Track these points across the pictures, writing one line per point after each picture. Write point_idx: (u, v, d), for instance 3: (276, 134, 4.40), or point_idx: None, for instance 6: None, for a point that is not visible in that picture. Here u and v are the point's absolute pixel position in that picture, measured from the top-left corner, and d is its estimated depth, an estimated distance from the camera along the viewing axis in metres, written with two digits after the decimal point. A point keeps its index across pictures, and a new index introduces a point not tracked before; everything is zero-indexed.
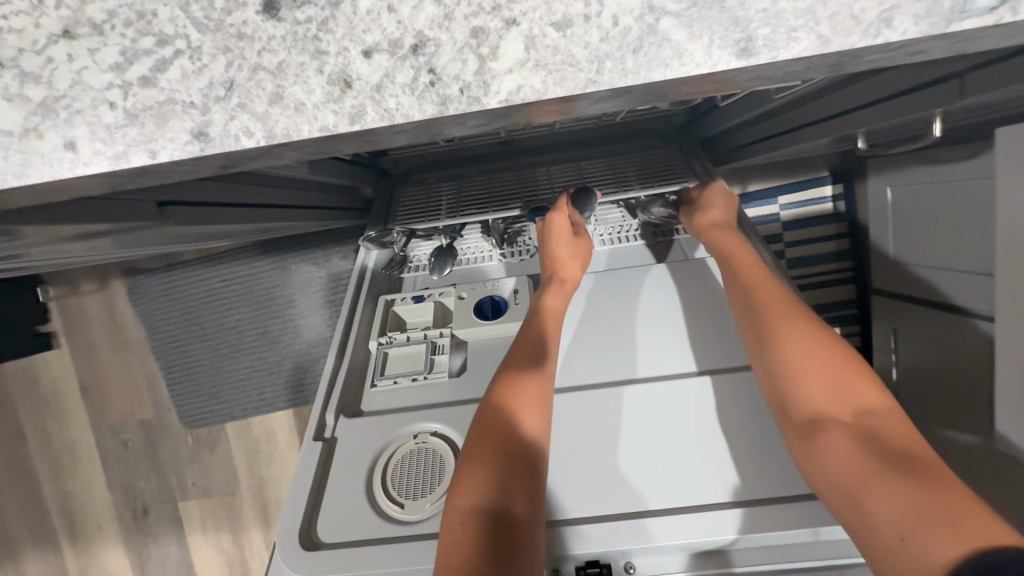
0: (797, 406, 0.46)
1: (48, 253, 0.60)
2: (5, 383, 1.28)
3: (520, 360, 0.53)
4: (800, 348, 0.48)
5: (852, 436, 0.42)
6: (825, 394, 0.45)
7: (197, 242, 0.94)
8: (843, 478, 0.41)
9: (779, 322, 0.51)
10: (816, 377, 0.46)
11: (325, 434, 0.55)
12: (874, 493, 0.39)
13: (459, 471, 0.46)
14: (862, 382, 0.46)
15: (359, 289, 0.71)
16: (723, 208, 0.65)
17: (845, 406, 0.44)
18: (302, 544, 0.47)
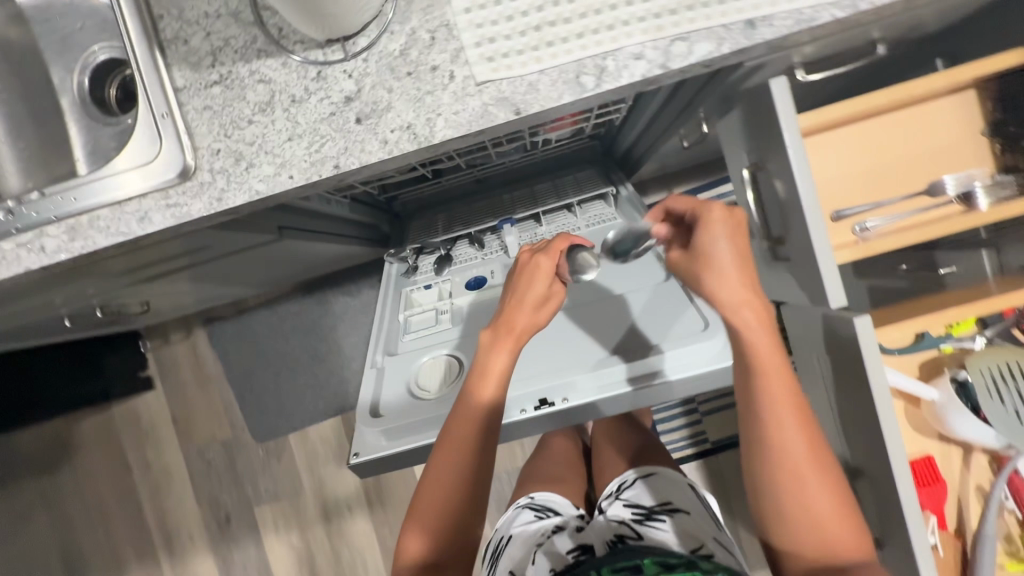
0: (773, 495, 0.53)
1: (193, 281, 0.94)
2: (113, 424, 1.60)
3: (477, 446, 0.63)
4: (793, 446, 0.52)
5: (795, 511, 0.52)
6: (803, 492, 0.52)
7: (267, 282, 1.29)
8: (779, 528, 0.53)
9: (778, 416, 0.53)
10: (798, 471, 0.52)
11: (376, 364, 0.86)
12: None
13: (412, 520, 0.63)
14: (813, 471, 0.51)
15: (388, 287, 1.05)
16: (738, 269, 0.55)
17: (796, 486, 0.52)
18: (370, 413, 0.78)
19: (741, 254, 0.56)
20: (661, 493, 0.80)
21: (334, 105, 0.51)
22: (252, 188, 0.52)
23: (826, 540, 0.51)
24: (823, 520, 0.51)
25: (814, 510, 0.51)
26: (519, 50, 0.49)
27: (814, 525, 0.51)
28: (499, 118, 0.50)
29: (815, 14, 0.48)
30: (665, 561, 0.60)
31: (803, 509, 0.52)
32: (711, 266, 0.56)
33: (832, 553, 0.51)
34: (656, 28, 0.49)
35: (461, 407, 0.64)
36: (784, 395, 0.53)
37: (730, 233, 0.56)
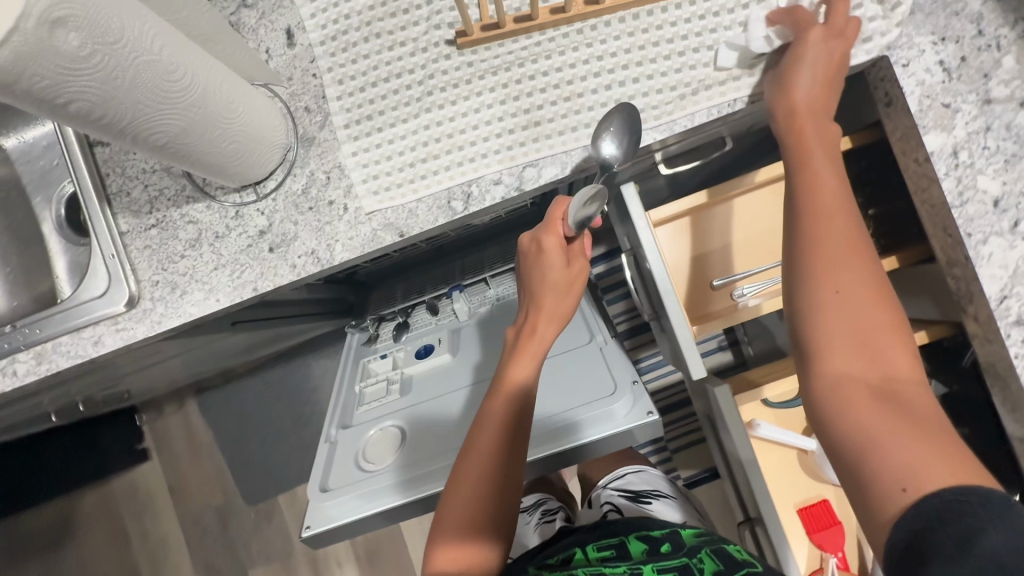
0: (813, 304, 0.41)
1: (168, 368, 1.04)
2: (114, 495, 1.68)
3: (514, 417, 0.62)
4: (845, 244, 0.42)
5: (850, 344, 0.40)
6: (853, 297, 0.41)
7: (246, 356, 1.38)
8: (839, 371, 0.40)
9: (830, 212, 0.44)
10: (845, 275, 0.41)
11: (330, 436, 0.94)
12: (864, 407, 0.38)
13: (449, 527, 0.58)
14: (879, 302, 0.41)
15: (348, 358, 1.13)
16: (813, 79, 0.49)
17: (855, 319, 0.40)
18: (318, 486, 0.86)
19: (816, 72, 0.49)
20: (645, 483, 0.88)
21: (250, 238, 0.61)
22: (186, 312, 0.61)
23: (874, 361, 0.40)
24: (871, 335, 0.40)
25: (862, 321, 0.40)
26: (399, 184, 0.59)
27: (874, 364, 0.39)
28: (387, 241, 0.59)
29: (639, 137, 0.56)
30: (648, 542, 0.63)
31: (861, 341, 0.40)
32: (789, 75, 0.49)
33: (883, 381, 0.39)
34: (509, 158, 0.57)
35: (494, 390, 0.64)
36: (835, 195, 0.44)
37: (816, 55, 0.49)
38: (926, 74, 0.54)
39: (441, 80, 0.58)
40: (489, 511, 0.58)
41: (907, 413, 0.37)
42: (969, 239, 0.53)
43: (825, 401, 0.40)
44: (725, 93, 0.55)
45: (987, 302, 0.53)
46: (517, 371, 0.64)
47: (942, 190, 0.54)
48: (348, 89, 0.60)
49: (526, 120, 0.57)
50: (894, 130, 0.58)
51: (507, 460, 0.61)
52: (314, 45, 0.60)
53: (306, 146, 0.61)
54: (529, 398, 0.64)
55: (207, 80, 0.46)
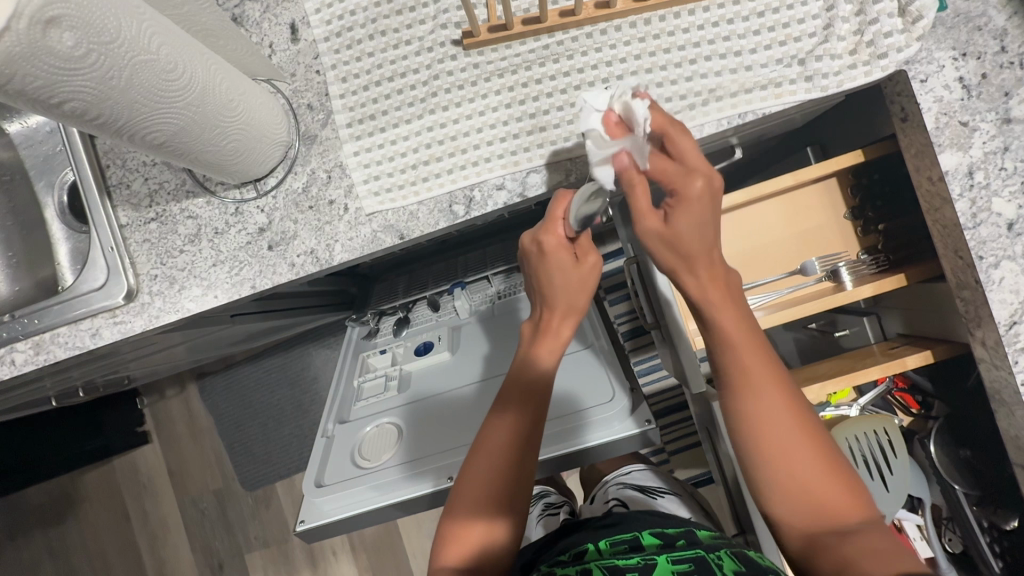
0: (753, 459, 0.47)
1: (168, 355, 1.04)
2: (115, 476, 1.71)
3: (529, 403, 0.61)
4: (769, 409, 0.47)
5: (791, 491, 0.46)
6: (787, 460, 0.46)
7: (247, 344, 1.38)
8: (796, 510, 0.45)
9: (751, 377, 0.48)
10: (771, 422, 0.47)
11: (327, 431, 0.95)
12: (823, 553, 0.43)
13: (456, 528, 0.57)
14: (801, 438, 0.46)
15: (348, 351, 1.13)
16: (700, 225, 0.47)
17: (789, 464, 0.46)
18: (314, 480, 0.87)
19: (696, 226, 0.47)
20: (651, 480, 0.88)
21: (250, 236, 0.61)
22: (184, 307, 0.61)
23: (818, 508, 0.45)
24: (812, 488, 0.45)
25: (798, 472, 0.46)
26: (400, 185, 0.58)
27: (813, 503, 0.45)
28: (387, 243, 0.58)
29: None
30: (662, 540, 0.63)
31: (797, 483, 0.45)
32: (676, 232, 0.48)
33: (827, 520, 0.44)
34: (513, 163, 0.56)
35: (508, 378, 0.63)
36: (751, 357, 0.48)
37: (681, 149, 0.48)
38: (945, 90, 0.52)
39: (446, 82, 0.58)
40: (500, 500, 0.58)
41: (859, 551, 0.42)
42: (980, 261, 0.52)
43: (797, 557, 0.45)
44: (737, 103, 0.54)
45: (996, 327, 0.52)
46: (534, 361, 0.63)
47: (955, 211, 0.53)
48: (352, 87, 0.59)
49: (531, 125, 0.56)
50: (909, 147, 0.57)
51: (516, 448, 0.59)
52: (319, 41, 0.59)
53: (308, 144, 0.60)
54: (543, 389, 0.62)
55: (207, 80, 0.45)
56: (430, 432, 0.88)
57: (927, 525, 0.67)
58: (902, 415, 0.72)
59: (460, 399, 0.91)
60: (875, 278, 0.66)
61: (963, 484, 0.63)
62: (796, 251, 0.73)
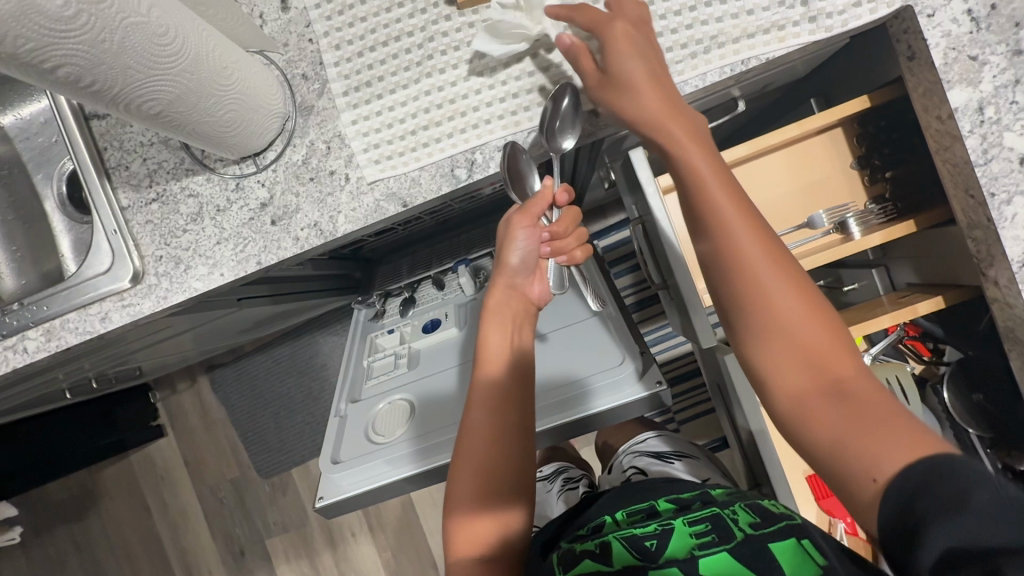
0: (747, 327, 0.44)
1: (177, 344, 1.05)
2: (133, 469, 1.74)
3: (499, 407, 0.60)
4: (757, 260, 0.44)
5: (791, 362, 0.43)
6: (773, 319, 0.43)
7: (256, 333, 1.39)
8: (803, 382, 0.42)
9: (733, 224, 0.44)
10: (761, 277, 0.44)
11: (340, 411, 0.95)
12: (818, 416, 0.40)
13: (460, 533, 0.57)
14: (797, 304, 0.43)
15: (355, 333, 1.14)
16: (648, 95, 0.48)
17: (788, 327, 0.43)
18: (329, 457, 0.86)
19: (641, 63, 0.49)
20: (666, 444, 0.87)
21: (252, 211, 0.60)
22: (191, 287, 0.61)
23: (815, 371, 0.42)
24: (806, 349, 0.42)
25: (795, 339, 0.43)
26: (401, 152, 0.57)
27: (810, 364, 0.42)
28: (390, 211, 0.58)
29: None
30: (677, 504, 0.63)
31: (796, 349, 0.43)
32: (614, 74, 0.49)
33: (824, 382, 0.41)
34: (514, 123, 0.56)
35: (474, 389, 0.62)
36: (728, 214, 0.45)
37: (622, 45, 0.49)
38: (952, 24, 0.51)
39: (442, 43, 0.56)
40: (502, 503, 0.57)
41: (855, 413, 0.39)
42: (992, 198, 0.51)
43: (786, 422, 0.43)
44: (739, 49, 0.53)
45: (1009, 265, 0.52)
46: (517, 346, 0.64)
47: (965, 148, 0.52)
48: (346, 54, 0.58)
49: (530, 83, 0.55)
50: (916, 87, 0.56)
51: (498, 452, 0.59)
52: (310, 9, 0.58)
53: (304, 115, 0.59)
54: (522, 377, 0.63)
55: (200, 46, 0.45)
56: (441, 405, 0.88)
57: None
58: (914, 362, 0.71)
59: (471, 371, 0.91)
60: (884, 227, 0.65)
61: (977, 428, 0.64)
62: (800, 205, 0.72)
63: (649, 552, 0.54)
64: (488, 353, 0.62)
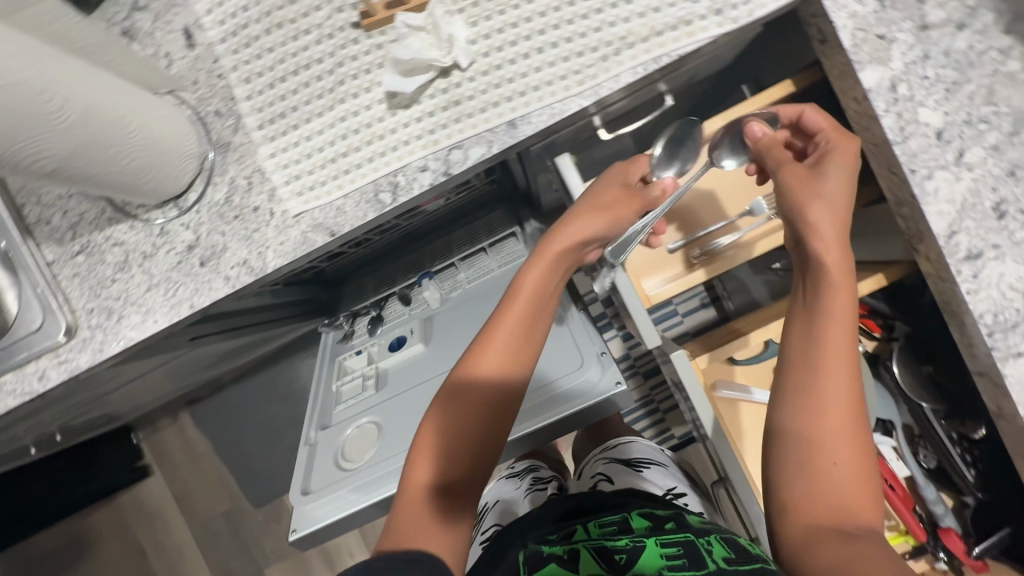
0: (797, 441, 0.49)
1: (141, 387, 1.04)
2: (123, 512, 1.72)
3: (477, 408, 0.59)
4: (838, 394, 0.49)
5: (824, 485, 0.48)
6: (821, 446, 0.48)
7: (229, 365, 1.38)
8: (826, 506, 0.47)
9: (828, 356, 0.49)
10: (831, 407, 0.48)
11: (309, 440, 0.94)
12: (825, 546, 0.45)
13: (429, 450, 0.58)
14: (852, 443, 0.48)
15: (323, 356, 1.14)
16: (827, 207, 0.51)
17: (838, 459, 0.48)
18: (300, 489, 0.86)
19: (836, 180, 0.53)
20: (636, 452, 0.87)
21: (180, 254, 0.59)
22: (126, 336, 0.60)
23: (844, 503, 0.47)
24: (846, 482, 0.47)
25: (834, 471, 0.48)
26: (323, 181, 0.56)
27: (839, 499, 0.47)
28: (319, 242, 0.57)
29: (565, 106, 0.53)
30: (652, 521, 0.63)
31: (835, 480, 0.47)
32: (814, 176, 0.53)
33: (844, 521, 0.46)
34: (433, 142, 0.55)
35: (499, 320, 0.61)
36: (833, 338, 0.49)
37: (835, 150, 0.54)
38: (857, 5, 0.51)
39: (352, 67, 0.55)
40: (452, 500, 0.56)
41: (865, 550, 0.44)
42: (914, 175, 0.51)
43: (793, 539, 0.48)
44: (650, 47, 0.52)
45: (937, 240, 0.52)
46: (546, 292, 0.63)
47: (883, 127, 0.52)
48: (257, 87, 0.57)
49: (445, 100, 0.55)
50: (832, 69, 0.55)
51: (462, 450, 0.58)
52: (216, 43, 0.57)
53: (222, 152, 0.58)
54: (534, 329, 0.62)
55: (90, 98, 0.44)
56: (407, 425, 0.87)
57: (904, 447, 0.67)
58: (866, 340, 0.70)
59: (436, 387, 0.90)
60: None
61: (930, 400, 0.64)
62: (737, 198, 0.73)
63: (618, 565, 0.56)
64: (519, 291, 0.62)
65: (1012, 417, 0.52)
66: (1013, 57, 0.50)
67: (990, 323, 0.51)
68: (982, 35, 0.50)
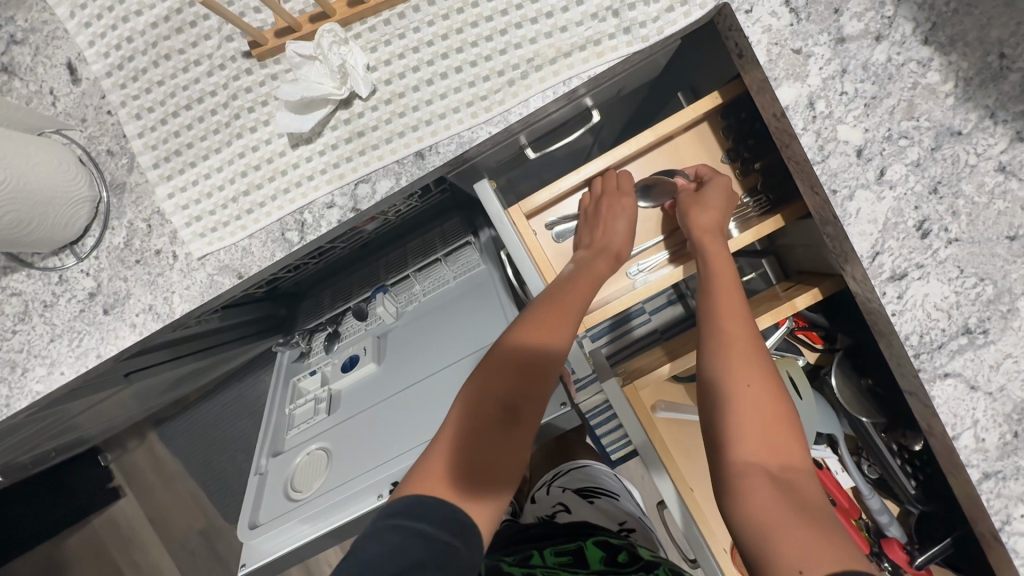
0: (720, 393, 0.51)
1: (88, 419, 1.01)
2: (97, 534, 1.71)
3: (521, 377, 0.54)
4: (742, 345, 0.53)
5: (751, 434, 0.49)
6: (751, 397, 0.50)
7: (189, 386, 1.35)
8: (756, 456, 0.48)
9: (729, 312, 0.56)
10: (743, 358, 0.52)
11: (259, 469, 0.91)
12: (757, 492, 0.46)
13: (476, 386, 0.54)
14: (769, 391, 0.51)
15: (278, 377, 1.11)
16: (710, 208, 0.62)
17: (759, 408, 0.50)
18: (248, 522, 0.84)
19: (718, 197, 0.63)
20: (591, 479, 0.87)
21: (81, 302, 0.56)
22: (31, 390, 0.57)
23: (774, 452, 0.48)
24: (772, 429, 0.49)
25: (758, 418, 0.49)
26: (225, 222, 0.53)
27: (768, 447, 0.48)
28: (226, 284, 0.54)
29: (473, 134, 0.51)
30: (606, 551, 0.65)
31: (759, 429, 0.49)
32: (703, 199, 0.63)
33: (777, 469, 0.47)
34: (338, 177, 0.52)
35: (560, 288, 0.59)
36: (734, 302, 0.56)
37: (717, 182, 0.64)
38: (772, 18, 0.48)
39: (247, 100, 0.52)
40: (485, 473, 0.50)
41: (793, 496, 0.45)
42: (835, 195, 0.49)
43: (727, 497, 0.47)
44: (558, 70, 0.50)
45: (861, 260, 0.50)
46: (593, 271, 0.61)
47: (802, 145, 0.50)
48: (149, 123, 0.53)
49: (347, 131, 0.52)
50: (752, 83, 0.53)
51: (508, 424, 0.52)
52: (101, 78, 0.53)
53: (119, 193, 0.55)
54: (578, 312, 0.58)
55: None
56: (357, 451, 0.85)
57: (847, 458, 0.66)
58: (807, 353, 0.71)
59: (388, 408, 0.88)
60: (757, 222, 0.64)
61: (869, 414, 0.62)
62: (664, 214, 0.70)
63: None
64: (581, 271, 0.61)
65: (941, 436, 0.51)
66: (932, 69, 0.48)
67: (916, 343, 0.49)
68: (900, 46, 0.48)
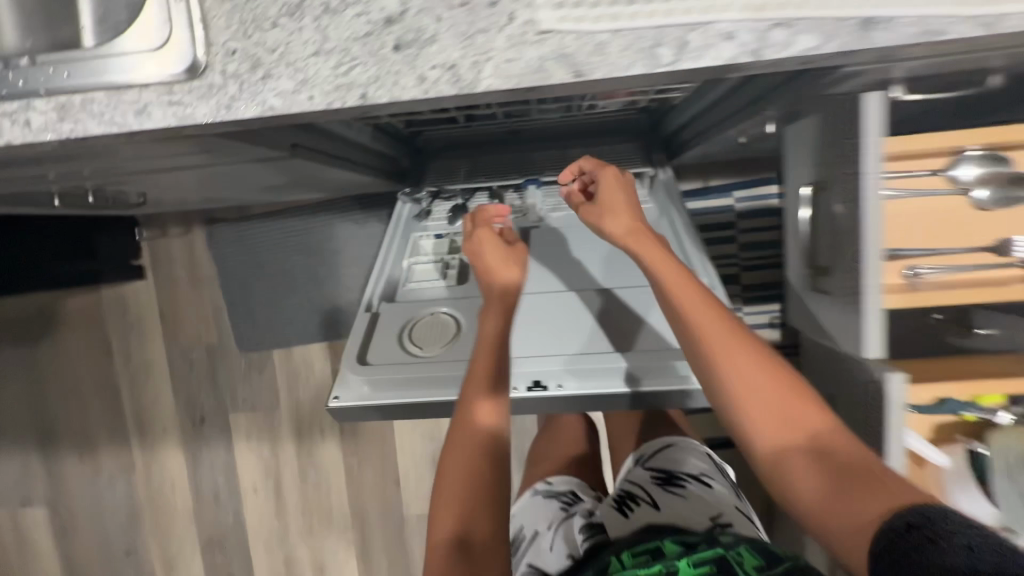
0: (745, 415, 0.61)
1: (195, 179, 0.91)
2: (103, 304, 1.63)
3: (474, 438, 0.70)
4: (739, 362, 0.62)
5: (788, 440, 0.59)
6: (762, 413, 0.60)
7: (275, 197, 1.24)
8: (793, 453, 0.58)
9: (707, 328, 0.64)
10: (740, 379, 0.62)
11: (370, 309, 0.83)
12: (816, 485, 0.56)
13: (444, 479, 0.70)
14: (772, 399, 0.60)
15: (393, 228, 0.96)
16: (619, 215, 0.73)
17: (772, 417, 0.60)
18: (356, 357, 0.76)
19: (615, 196, 0.75)
20: (682, 463, 0.88)
21: (372, 24, 0.45)
22: (266, 102, 0.46)
23: (808, 449, 0.58)
24: (792, 428, 0.59)
25: (783, 429, 0.59)
26: (594, 3, 0.43)
27: (801, 444, 0.58)
28: (556, 78, 0.44)
29: (942, 28, 0.41)
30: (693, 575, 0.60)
31: (786, 440, 0.59)
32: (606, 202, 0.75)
33: (821, 459, 0.57)
34: (757, 7, 0.41)
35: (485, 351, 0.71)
36: (713, 318, 0.65)
37: (606, 182, 0.76)
38: None
39: None
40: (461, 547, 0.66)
41: (835, 483, 0.55)
42: None
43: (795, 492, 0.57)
44: None
45: None
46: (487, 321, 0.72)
47: None
48: None
49: None
50: None
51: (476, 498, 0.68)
52: None
53: None
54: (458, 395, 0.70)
55: None
56: None
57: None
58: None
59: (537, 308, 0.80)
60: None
61: None
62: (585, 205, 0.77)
63: None
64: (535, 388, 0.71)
65: None
66: None
67: None
68: None
